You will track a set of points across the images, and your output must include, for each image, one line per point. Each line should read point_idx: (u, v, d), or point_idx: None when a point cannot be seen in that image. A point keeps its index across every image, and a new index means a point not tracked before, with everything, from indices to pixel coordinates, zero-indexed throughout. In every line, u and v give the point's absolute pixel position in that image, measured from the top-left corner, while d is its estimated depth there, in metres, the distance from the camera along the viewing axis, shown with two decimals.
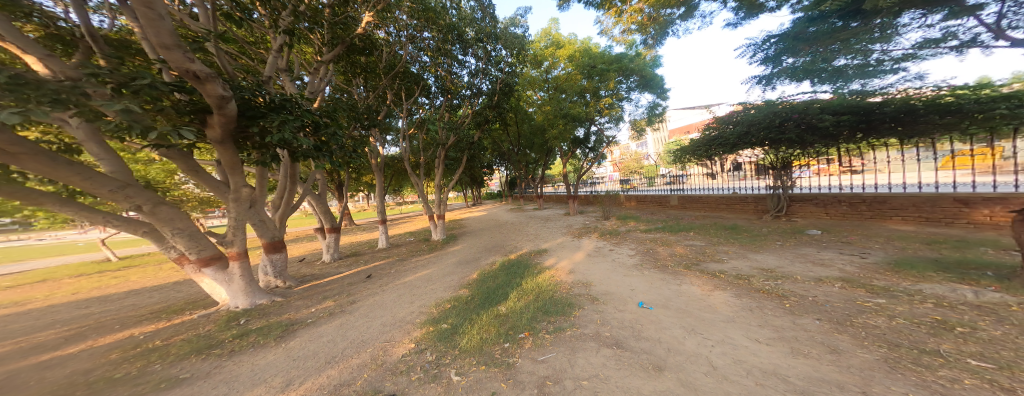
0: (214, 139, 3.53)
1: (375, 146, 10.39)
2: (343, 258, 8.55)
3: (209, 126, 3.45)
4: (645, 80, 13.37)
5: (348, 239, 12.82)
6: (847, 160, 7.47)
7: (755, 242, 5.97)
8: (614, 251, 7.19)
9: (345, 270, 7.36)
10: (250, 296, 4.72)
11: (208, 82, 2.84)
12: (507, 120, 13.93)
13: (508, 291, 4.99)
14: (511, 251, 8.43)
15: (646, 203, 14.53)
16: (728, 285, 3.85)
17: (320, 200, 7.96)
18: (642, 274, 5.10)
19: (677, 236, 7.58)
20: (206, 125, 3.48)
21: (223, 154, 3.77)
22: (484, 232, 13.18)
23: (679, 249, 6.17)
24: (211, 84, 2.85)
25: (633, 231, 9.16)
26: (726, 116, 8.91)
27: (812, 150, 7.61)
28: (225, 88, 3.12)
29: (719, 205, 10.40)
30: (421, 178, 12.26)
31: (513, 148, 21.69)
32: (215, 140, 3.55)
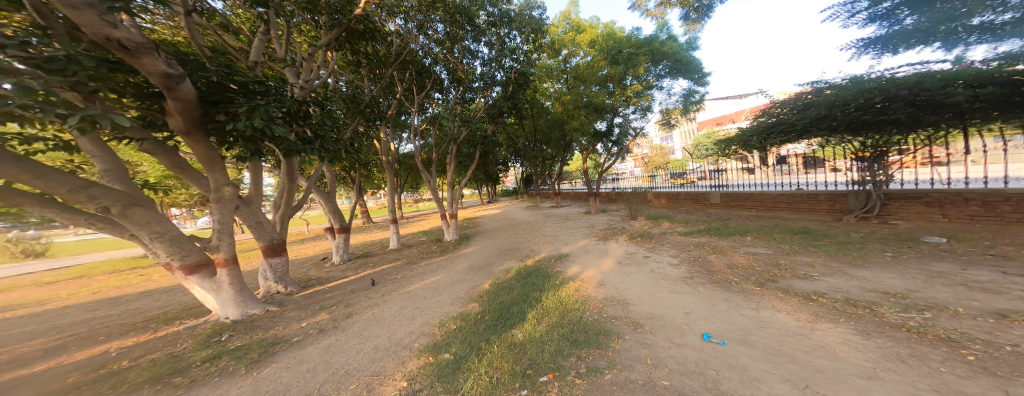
0: (178, 129, 3.14)
1: (385, 143, 10.08)
2: (353, 260, 8.13)
3: (169, 113, 3.05)
4: (680, 64, 11.75)
5: (362, 239, 12.58)
6: (954, 146, 5.88)
7: (841, 251, 4.66)
8: (650, 256, 6.08)
9: (351, 273, 6.83)
10: (242, 305, 4.19)
11: (142, 54, 2.38)
12: (523, 112, 13.07)
13: (525, 309, 4.13)
14: (528, 256, 7.56)
15: (679, 201, 13.00)
16: (840, 315, 2.72)
17: (328, 199, 7.61)
18: (697, 290, 4.01)
19: (728, 241, 6.32)
20: (169, 113, 3.10)
21: (195, 148, 3.34)
22: (499, 232, 12.42)
23: (737, 258, 4.99)
24: (146, 57, 2.39)
25: (669, 234, 7.92)
26: (795, 100, 7.43)
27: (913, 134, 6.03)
28: (174, 65, 2.66)
29: (775, 204, 8.82)
30: (434, 176, 11.73)
31: (530, 143, 20.78)
32: (181, 130, 3.16)
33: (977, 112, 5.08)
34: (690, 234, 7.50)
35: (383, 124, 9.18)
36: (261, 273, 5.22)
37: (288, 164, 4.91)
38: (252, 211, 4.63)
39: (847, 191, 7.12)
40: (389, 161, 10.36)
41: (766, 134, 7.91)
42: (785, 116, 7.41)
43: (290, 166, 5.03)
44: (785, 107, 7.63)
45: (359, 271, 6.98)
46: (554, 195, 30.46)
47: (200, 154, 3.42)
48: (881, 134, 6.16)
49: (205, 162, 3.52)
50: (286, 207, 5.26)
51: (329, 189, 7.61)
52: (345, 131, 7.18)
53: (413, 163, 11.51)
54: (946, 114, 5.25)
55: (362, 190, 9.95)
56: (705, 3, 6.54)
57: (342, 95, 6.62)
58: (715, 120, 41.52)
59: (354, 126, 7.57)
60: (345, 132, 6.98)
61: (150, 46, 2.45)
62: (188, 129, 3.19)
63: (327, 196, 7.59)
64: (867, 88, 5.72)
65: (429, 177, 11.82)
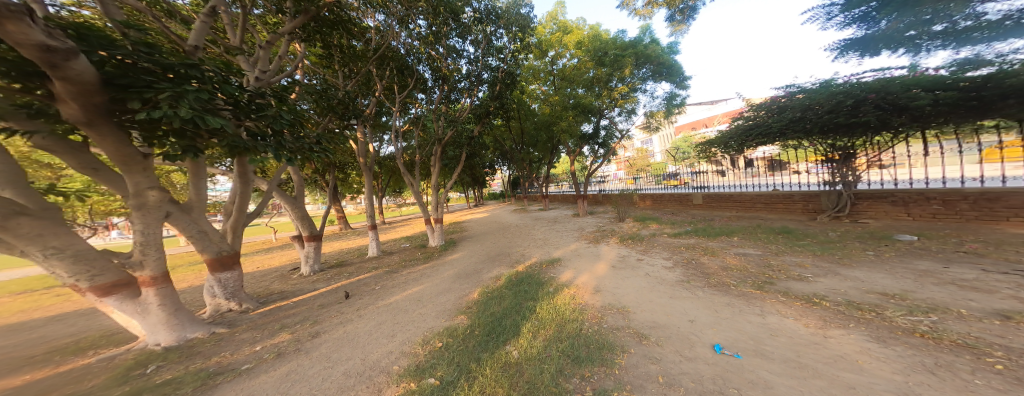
0: (77, 120, 2.56)
1: (364, 144, 9.40)
2: (325, 271, 7.41)
3: (62, 100, 2.47)
4: (662, 68, 12.01)
5: (338, 246, 11.69)
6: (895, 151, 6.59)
7: (829, 251, 4.72)
8: (643, 260, 5.96)
9: (322, 285, 6.17)
10: (179, 328, 3.61)
11: (4, 18, 1.83)
12: (510, 113, 12.77)
13: (519, 321, 3.82)
14: (518, 261, 7.27)
15: (664, 202, 13.23)
16: (849, 319, 2.61)
17: (297, 204, 6.90)
18: (697, 295, 3.87)
19: (718, 242, 6.34)
20: (61, 100, 2.50)
21: (103, 144, 2.76)
22: (486, 236, 12.01)
23: (731, 260, 4.95)
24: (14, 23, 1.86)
25: (658, 235, 7.91)
26: (771, 103, 7.63)
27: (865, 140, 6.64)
28: (60, 37, 2.14)
29: (753, 204, 9.12)
30: (416, 178, 11.15)
31: (516, 145, 20.58)
32: (80, 121, 2.58)
33: (936, 115, 5.44)
34: (679, 235, 7.51)
35: (361, 123, 8.55)
36: (208, 290, 4.51)
37: (241, 166, 4.30)
38: (192, 219, 4.00)
39: (819, 192, 7.44)
40: (370, 162, 9.73)
41: (746, 136, 8.14)
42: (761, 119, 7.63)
43: (243, 167, 4.41)
44: (762, 109, 7.86)
45: (332, 283, 6.33)
46: (540, 198, 30.37)
47: (110, 150, 2.83)
48: (849, 136, 6.51)
49: (117, 160, 2.93)
50: (237, 214, 4.61)
51: (297, 192, 6.91)
52: (313, 128, 6.56)
53: (394, 165, 10.88)
54: (912, 117, 5.56)
55: (334, 193, 9.20)
56: (691, 6, 6.61)
57: (310, 90, 6.01)
58: (692, 126, 43.49)
59: (325, 125, 6.88)
60: (314, 130, 6.37)
61: (20, 9, 1.91)
62: (89, 119, 2.60)
63: (295, 201, 6.87)
64: (838, 90, 6.00)
65: (411, 180, 11.22)
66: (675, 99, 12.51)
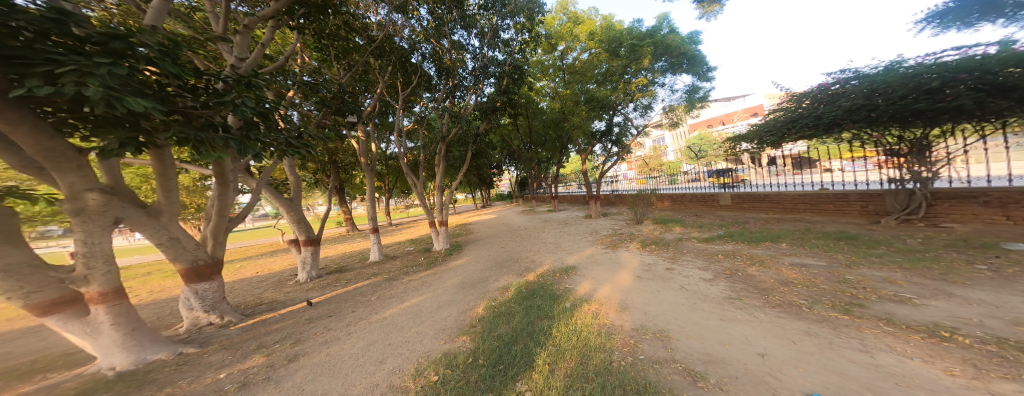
0: None
1: (365, 144, 8.93)
2: (323, 277, 6.91)
3: None
4: (685, 59, 10.99)
5: (342, 249, 11.34)
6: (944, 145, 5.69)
7: (916, 263, 3.82)
8: (674, 268, 5.15)
9: (315, 295, 5.63)
10: (140, 349, 3.08)
11: None
12: (518, 110, 12.14)
13: (535, 349, 3.10)
14: (528, 269, 6.58)
15: (687, 203, 12.24)
16: (1018, 368, 1.80)
17: (294, 207, 6.45)
18: (756, 316, 3.08)
19: (761, 248, 5.45)
20: None
21: (20, 135, 2.28)
22: (494, 239, 11.40)
23: (788, 272, 4.10)
24: None
25: (686, 240, 7.04)
26: (816, 91, 6.74)
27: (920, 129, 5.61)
28: None
29: (798, 206, 8.05)
30: (421, 177, 10.66)
31: (524, 145, 19.96)
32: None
33: None
34: (711, 240, 6.65)
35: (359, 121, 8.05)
36: (183, 302, 3.97)
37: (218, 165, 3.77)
38: (162, 224, 3.51)
39: (881, 190, 6.38)
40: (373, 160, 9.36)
41: (789, 127, 7.29)
42: (808, 108, 6.75)
43: (221, 167, 3.86)
44: (809, 98, 6.87)
45: (328, 291, 5.80)
46: (549, 199, 29.63)
47: (28, 145, 2.34)
48: (921, 127, 5.48)
49: (40, 155, 2.43)
50: (217, 219, 4.06)
51: (293, 194, 6.46)
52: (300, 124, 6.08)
53: (397, 164, 10.42)
54: (1021, 100, 4.38)
55: (331, 192, 8.69)
56: None
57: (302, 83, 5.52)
58: (710, 123, 41.78)
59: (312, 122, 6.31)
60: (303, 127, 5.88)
61: None
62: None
63: (293, 204, 6.44)
64: (911, 72, 5.02)
65: (416, 179, 10.75)
66: (698, 91, 11.52)
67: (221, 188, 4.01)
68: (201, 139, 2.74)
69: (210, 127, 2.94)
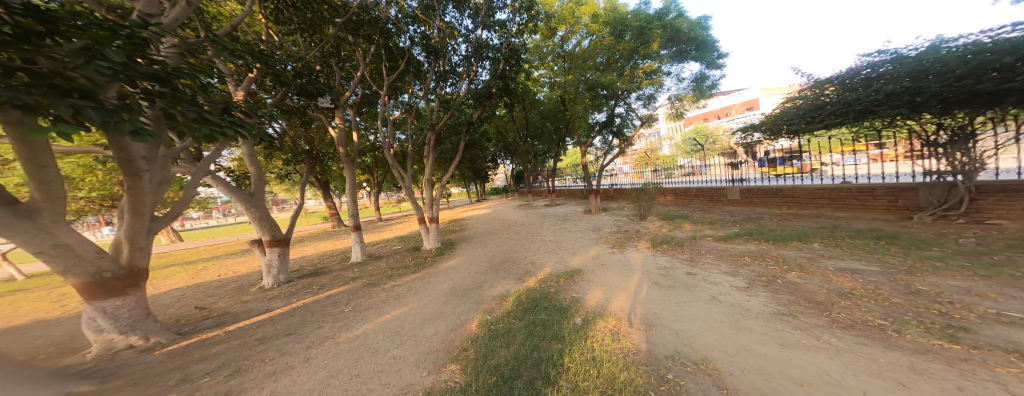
0: None
1: (341, 132, 7.86)
2: (293, 282, 6.04)
3: None
4: (694, 44, 10.27)
5: (323, 248, 10.45)
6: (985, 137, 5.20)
7: (992, 270, 3.20)
8: (696, 273, 4.50)
9: (279, 304, 4.78)
10: (26, 389, 2.31)
11: None
12: (515, 98, 11.30)
13: (544, 388, 2.36)
14: (528, 273, 5.87)
15: (692, 198, 11.70)
16: None
17: (257, 202, 5.51)
18: (825, 341, 2.39)
19: (791, 249, 4.83)
20: None
21: None
22: (489, 237, 10.66)
23: (838, 280, 3.45)
24: None
25: (700, 239, 6.42)
26: (848, 76, 6.25)
27: (952, 117, 5.20)
28: None
29: (815, 202, 7.53)
30: (409, 169, 9.79)
31: (520, 137, 19.19)
32: None
33: None
34: (728, 239, 6.04)
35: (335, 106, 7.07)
36: (87, 324, 3.05)
37: (120, 150, 2.63)
38: (40, 226, 2.59)
39: (914, 183, 5.90)
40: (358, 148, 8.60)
41: (814, 114, 6.75)
42: (838, 96, 6.32)
43: (126, 151, 2.69)
44: (843, 81, 6.32)
45: (294, 301, 4.94)
46: (545, 193, 29.00)
47: None
48: (973, 113, 4.91)
49: None
50: (130, 219, 3.10)
51: (254, 188, 5.48)
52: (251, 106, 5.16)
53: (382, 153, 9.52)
54: None
55: (305, 176, 7.70)
56: None
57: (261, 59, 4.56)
58: (707, 117, 41.53)
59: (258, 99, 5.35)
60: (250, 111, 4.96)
61: None
62: None
63: (256, 199, 5.50)
64: (971, 50, 4.44)
65: (403, 172, 9.87)
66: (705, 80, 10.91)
67: (130, 180, 2.90)
68: (24, 104, 1.62)
69: (56, 92, 1.82)
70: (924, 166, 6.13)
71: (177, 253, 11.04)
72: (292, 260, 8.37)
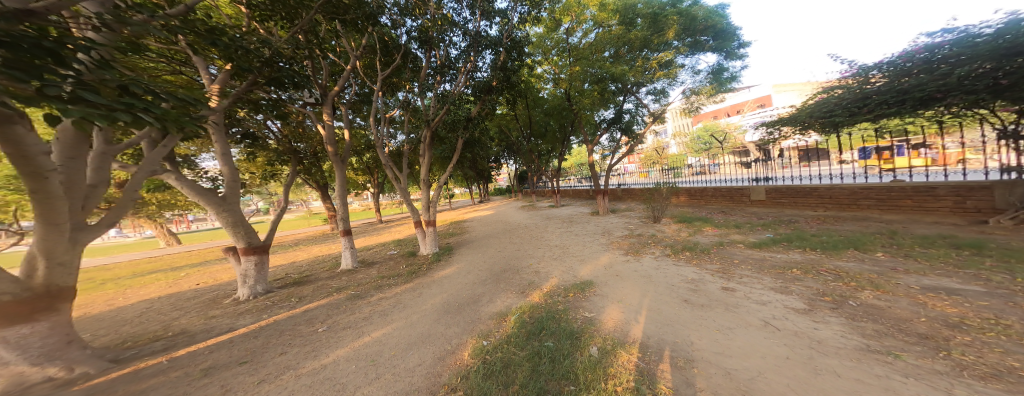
0: None
1: (330, 129, 7.30)
2: (271, 292, 5.47)
3: None
4: (711, 33, 9.49)
5: (316, 253, 9.92)
6: None
7: None
8: (735, 289, 3.73)
9: (246, 321, 4.18)
10: None
11: None
12: (518, 93, 10.71)
13: None
14: (532, 285, 5.27)
15: (710, 200, 10.84)
16: None
17: (230, 206, 4.98)
18: None
19: (847, 261, 4.03)
20: None
21: None
22: (490, 240, 10.01)
23: (931, 304, 2.68)
24: None
25: (726, 245, 5.63)
26: (901, 59, 5.43)
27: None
28: None
29: (861, 203, 6.70)
30: (405, 170, 9.24)
31: (524, 136, 18.58)
32: None
33: None
34: (762, 245, 5.25)
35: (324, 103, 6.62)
36: None
37: (7, 144, 2.03)
38: None
39: (988, 181, 5.02)
40: (349, 148, 8.16)
41: (861, 104, 5.95)
42: (887, 84, 5.51)
43: (17, 145, 2.09)
44: (893, 66, 5.55)
45: (265, 317, 4.33)
46: (549, 193, 28.33)
47: None
48: None
49: None
50: (41, 229, 2.54)
51: (226, 191, 4.96)
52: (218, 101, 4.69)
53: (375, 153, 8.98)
54: None
55: (290, 178, 7.16)
56: None
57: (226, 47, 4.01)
58: (716, 115, 40.32)
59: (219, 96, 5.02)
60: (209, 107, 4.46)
61: None
62: None
63: (229, 202, 4.97)
64: None
65: (399, 173, 9.33)
66: (723, 72, 10.11)
67: (31, 182, 2.28)
68: None
69: None
70: (997, 160, 5.25)
71: (167, 258, 10.64)
72: (279, 267, 7.82)
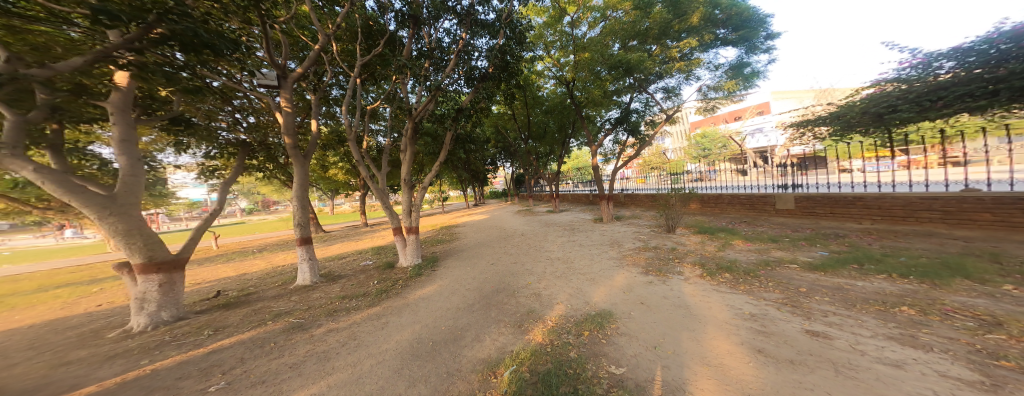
0: None
1: (289, 117, 5.95)
2: (180, 321, 4.16)
3: None
4: (731, 24, 8.70)
5: (278, 262, 8.53)
6: None
7: None
8: (832, 339, 2.56)
9: (108, 376, 2.81)
10: None
11: None
12: (517, 85, 9.68)
13: None
14: (532, 316, 4.13)
15: (729, 209, 9.84)
16: None
17: (121, 209, 3.80)
18: None
19: (971, 296, 2.92)
20: None
21: None
22: (482, 250, 8.77)
23: None
24: None
25: (775, 266, 4.50)
26: (986, 43, 4.54)
27: None
28: None
29: (919, 217, 5.70)
30: (384, 168, 7.81)
31: (522, 136, 17.64)
32: None
33: None
34: (824, 267, 4.15)
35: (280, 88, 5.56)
36: None
37: None
38: None
39: None
40: (316, 139, 6.86)
41: (935, 97, 5.03)
42: (971, 73, 4.64)
43: None
44: (976, 54, 4.65)
45: (143, 364, 3.02)
46: (546, 197, 27.43)
47: None
48: None
49: None
50: None
51: (119, 189, 3.87)
52: (80, 58, 3.30)
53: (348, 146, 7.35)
54: None
55: (232, 176, 5.83)
56: None
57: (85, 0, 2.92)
58: (714, 122, 40.25)
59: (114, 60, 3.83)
60: (52, 65, 3.11)
61: None
62: None
63: (120, 204, 3.81)
64: None
65: (377, 172, 7.84)
66: (745, 67, 9.27)
67: None
68: None
69: None
70: None
71: (106, 267, 9.18)
72: (224, 281, 6.45)
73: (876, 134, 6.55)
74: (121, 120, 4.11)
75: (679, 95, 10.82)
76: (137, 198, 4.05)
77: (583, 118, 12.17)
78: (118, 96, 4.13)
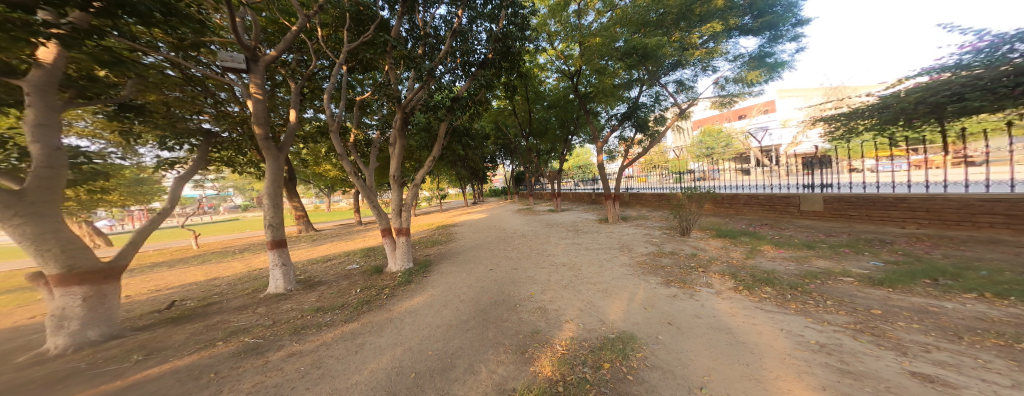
0: None
1: (263, 105, 5.20)
2: (115, 341, 3.45)
3: None
4: (753, 10, 8.14)
5: (256, 264, 7.81)
6: None
7: None
8: (955, 387, 1.83)
9: None
10: None
11: None
12: (519, 74, 8.96)
13: None
14: (538, 339, 3.45)
15: (746, 210, 9.17)
16: None
17: (34, 209, 3.09)
18: None
19: None
20: None
21: None
22: (479, 252, 8.07)
23: None
24: None
25: (824, 280, 3.76)
26: None
27: None
28: None
29: (977, 221, 5.01)
30: (371, 163, 7.09)
31: (522, 133, 16.92)
32: None
33: None
34: (890, 283, 3.40)
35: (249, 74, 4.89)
36: None
37: None
38: None
39: None
40: (294, 130, 6.12)
41: (1013, 82, 4.39)
42: None
43: None
44: None
45: None
46: (546, 195, 26.70)
47: None
48: None
49: None
50: None
51: (29, 183, 3.10)
52: None
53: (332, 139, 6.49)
54: None
55: (190, 169, 5.01)
56: None
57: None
58: (718, 121, 39.60)
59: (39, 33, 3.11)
60: None
61: None
62: None
63: (32, 202, 3.08)
64: None
65: (365, 167, 7.10)
66: (768, 57, 8.58)
67: None
68: None
69: None
70: None
71: None
72: (187, 288, 5.76)
73: (922, 127, 5.87)
74: (39, 102, 3.25)
75: (693, 89, 10.15)
76: (57, 195, 3.30)
77: (588, 112, 11.46)
78: (39, 74, 3.28)
